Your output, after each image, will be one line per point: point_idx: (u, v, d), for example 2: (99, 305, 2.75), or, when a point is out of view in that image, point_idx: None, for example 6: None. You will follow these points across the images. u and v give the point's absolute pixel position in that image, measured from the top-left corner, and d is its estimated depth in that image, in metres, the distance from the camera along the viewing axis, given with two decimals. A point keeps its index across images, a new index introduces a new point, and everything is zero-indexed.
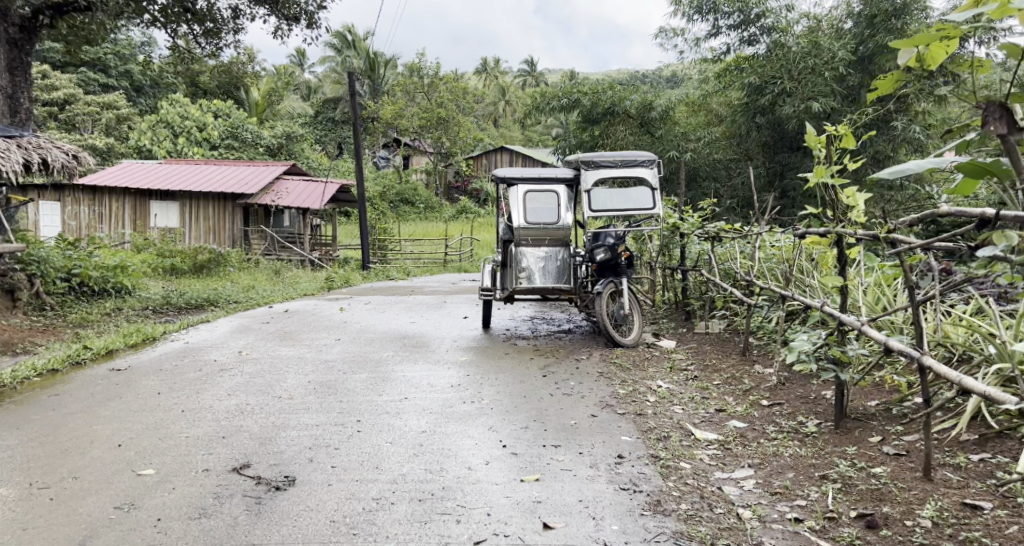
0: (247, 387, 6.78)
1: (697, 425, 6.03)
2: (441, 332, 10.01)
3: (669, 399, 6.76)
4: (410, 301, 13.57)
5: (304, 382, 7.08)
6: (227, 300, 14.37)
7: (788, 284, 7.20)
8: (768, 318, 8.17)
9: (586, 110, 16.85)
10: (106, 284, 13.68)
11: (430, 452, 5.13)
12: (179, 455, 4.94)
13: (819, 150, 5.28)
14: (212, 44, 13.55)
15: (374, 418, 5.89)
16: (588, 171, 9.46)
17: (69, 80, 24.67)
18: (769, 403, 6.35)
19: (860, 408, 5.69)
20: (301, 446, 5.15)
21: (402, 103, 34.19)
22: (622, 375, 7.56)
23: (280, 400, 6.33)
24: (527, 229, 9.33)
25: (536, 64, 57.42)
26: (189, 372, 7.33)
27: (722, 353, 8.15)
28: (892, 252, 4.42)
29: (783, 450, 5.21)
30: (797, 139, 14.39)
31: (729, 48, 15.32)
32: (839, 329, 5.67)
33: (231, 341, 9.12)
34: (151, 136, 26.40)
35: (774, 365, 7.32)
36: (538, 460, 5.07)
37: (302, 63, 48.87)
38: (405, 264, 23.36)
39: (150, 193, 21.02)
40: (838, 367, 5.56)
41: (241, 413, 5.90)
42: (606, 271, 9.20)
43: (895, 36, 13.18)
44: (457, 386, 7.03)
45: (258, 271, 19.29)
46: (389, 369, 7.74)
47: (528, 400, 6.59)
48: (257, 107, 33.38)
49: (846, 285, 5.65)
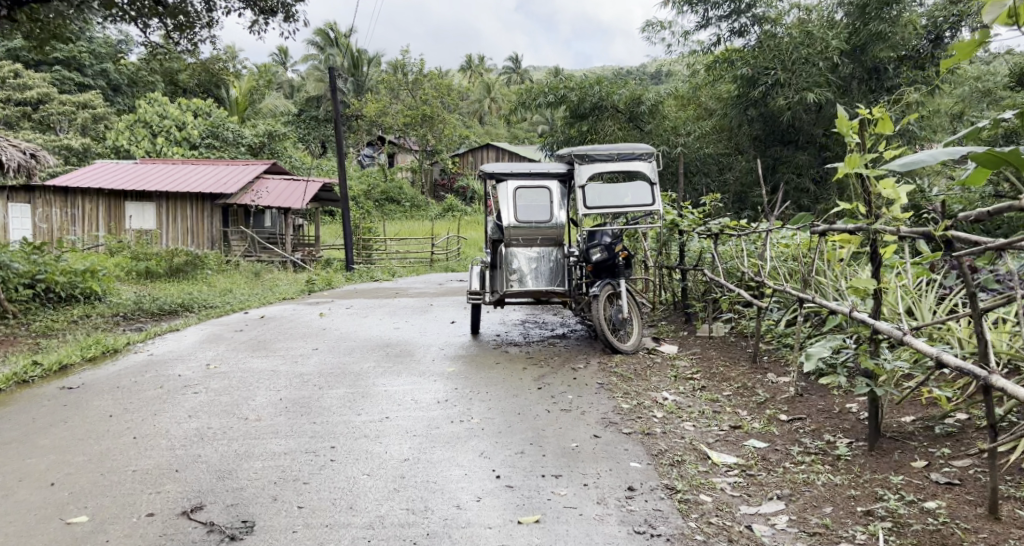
0: (209, 407, 6.08)
1: (712, 446, 5.41)
2: (427, 339, 9.31)
3: (678, 414, 6.11)
4: (393, 304, 12.85)
5: (275, 401, 6.39)
6: (203, 304, 13.64)
7: (804, 287, 6.60)
8: (779, 321, 7.59)
9: (573, 105, 15.82)
10: (73, 290, 12.91)
11: (412, 486, 4.48)
12: (121, 496, 4.25)
13: (853, 136, 4.64)
14: (187, 40, 12.76)
15: (350, 443, 5.22)
16: (582, 165, 8.76)
17: (42, 79, 23.81)
18: (790, 418, 5.73)
19: (895, 424, 5.09)
20: (265, 481, 4.48)
21: (386, 101, 33.44)
22: (624, 387, 6.91)
23: (246, 423, 5.65)
24: (518, 228, 8.68)
25: (521, 61, 56.68)
26: (146, 390, 6.62)
27: (730, 359, 7.53)
28: (965, 254, 4.04)
29: (816, 477, 4.64)
30: (790, 132, 13.91)
31: (719, 40, 14.60)
32: (871, 336, 5.05)
33: (199, 353, 8.42)
34: (129, 136, 25.53)
35: (789, 373, 6.69)
36: (536, 494, 4.44)
37: (285, 62, 47.96)
38: (390, 264, 22.64)
39: (126, 194, 20.23)
40: (872, 380, 4.97)
41: (199, 439, 5.21)
42: (603, 272, 8.53)
43: (888, 24, 12.75)
44: (443, 402, 6.36)
45: (238, 273, 18.60)
46: (370, 383, 7.06)
47: (523, 418, 5.94)
48: (238, 106, 32.47)
49: (877, 288, 5.07)
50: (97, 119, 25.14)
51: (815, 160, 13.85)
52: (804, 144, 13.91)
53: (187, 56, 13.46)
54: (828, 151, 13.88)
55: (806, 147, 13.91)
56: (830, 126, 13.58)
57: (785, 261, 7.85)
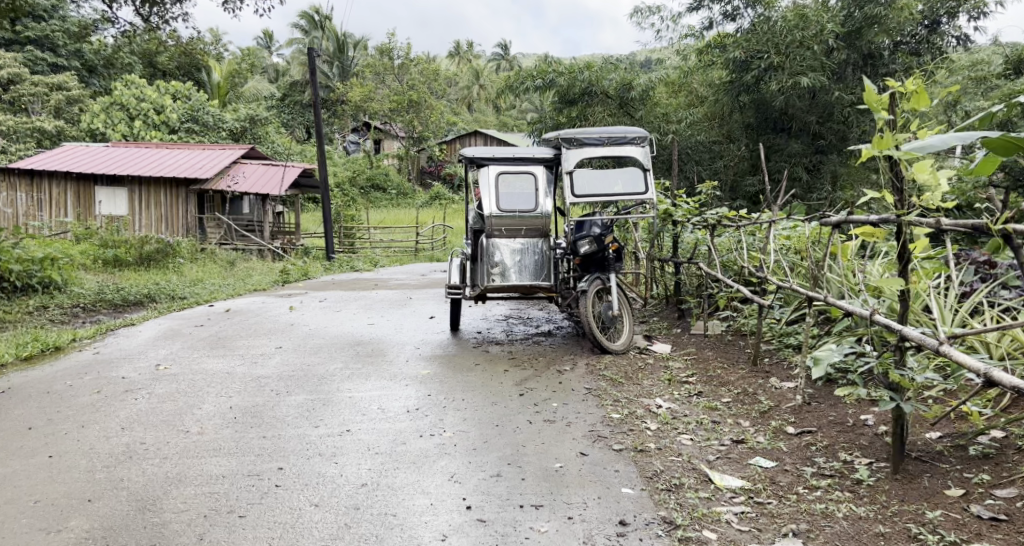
0: (147, 417, 5.42)
1: (712, 465, 4.77)
2: (402, 337, 8.64)
3: (674, 425, 5.46)
4: (371, 297, 12.16)
5: (224, 409, 5.73)
6: (170, 295, 12.91)
7: (813, 284, 5.96)
8: (781, 319, 6.95)
9: (562, 91, 15.13)
10: (30, 280, 12.16)
11: (365, 521, 3.90)
12: (16, 539, 3.67)
13: (882, 113, 4.02)
14: (158, 17, 11.86)
15: (302, 464, 4.57)
16: (569, 150, 8.07)
17: (13, 59, 22.86)
18: (798, 431, 5.11)
19: (922, 440, 4.43)
20: (193, 515, 3.88)
21: (371, 86, 32.50)
22: (613, 393, 6.27)
23: (187, 437, 5.00)
24: (501, 218, 7.93)
25: (509, 47, 55.72)
26: (79, 397, 5.96)
27: (727, 361, 6.90)
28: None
29: (836, 508, 4.04)
30: (785, 119, 13.30)
31: (711, 23, 13.92)
32: (895, 344, 4.38)
33: (151, 352, 7.74)
34: (105, 119, 24.48)
35: (794, 379, 6.07)
36: (512, 533, 3.86)
37: (270, 45, 46.90)
38: (373, 253, 21.96)
39: (96, 178, 19.42)
40: (897, 394, 4.31)
41: (125, 458, 4.55)
42: (592, 266, 7.87)
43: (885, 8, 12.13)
44: (414, 412, 5.70)
45: (211, 262, 17.86)
46: (333, 388, 6.40)
47: (502, 431, 5.29)
48: (218, 90, 31.48)
49: (907, 287, 4.40)
50: (71, 102, 24.25)
51: (809, 149, 13.24)
52: (797, 132, 13.28)
53: (158, 34, 12.56)
54: (822, 140, 13.29)
55: (799, 135, 13.27)
56: (824, 113, 13.00)
57: (787, 255, 7.21)
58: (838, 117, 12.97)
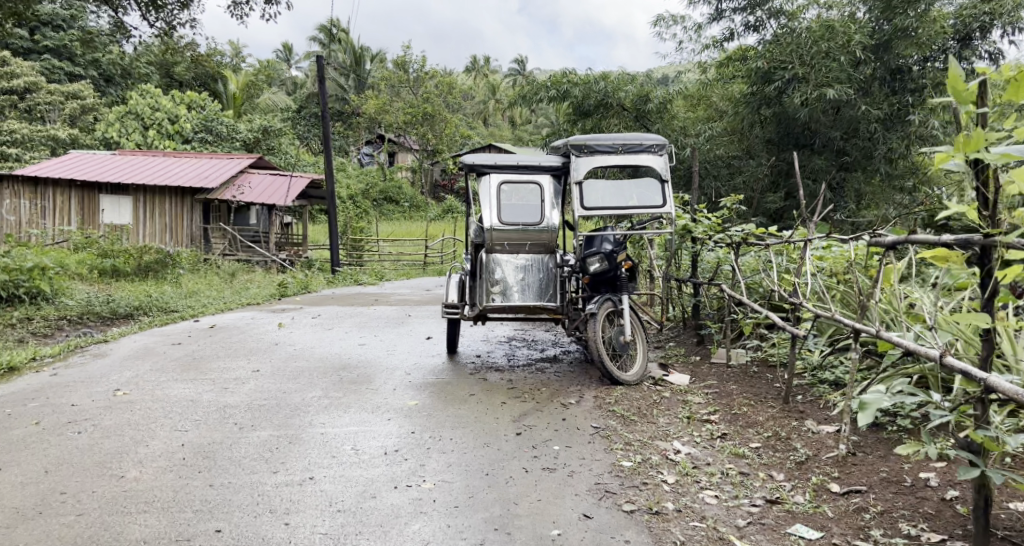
0: (80, 458, 4.67)
1: (742, 535, 3.97)
2: (394, 360, 7.85)
3: (693, 478, 4.62)
4: (369, 314, 11.36)
5: (173, 447, 4.95)
6: (163, 308, 12.15)
7: (861, 313, 5.02)
8: (814, 350, 6.10)
9: (577, 101, 14.14)
10: (16, 290, 11.43)
11: None
12: None
13: (968, 105, 3.20)
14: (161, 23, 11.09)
15: (246, 526, 3.87)
16: (579, 157, 7.22)
17: (27, 66, 22.36)
18: (845, 490, 4.24)
19: (1009, 514, 3.64)
20: None
21: (385, 98, 31.82)
22: (623, 434, 5.43)
23: (117, 484, 4.26)
24: (503, 231, 7.18)
25: (527, 63, 55.09)
26: (13, 430, 5.23)
27: (754, 396, 6.04)
28: None
29: None
30: (807, 134, 12.42)
31: (732, 34, 13.11)
32: (976, 394, 3.53)
33: (114, 375, 6.95)
34: (118, 128, 23.95)
35: (835, 422, 5.20)
36: None
37: (289, 59, 46.57)
38: (379, 267, 21.20)
39: (101, 186, 18.74)
40: (978, 457, 3.46)
41: (34, 515, 3.93)
42: (602, 286, 7.08)
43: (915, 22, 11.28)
44: (393, 455, 4.90)
45: (212, 273, 17.13)
46: (303, 422, 5.59)
47: (491, 481, 4.50)
48: (234, 100, 30.78)
49: (993, 324, 3.51)
50: (84, 110, 23.70)
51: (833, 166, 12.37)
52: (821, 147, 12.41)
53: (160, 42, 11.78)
54: (847, 156, 12.35)
55: (824, 151, 12.42)
56: (850, 129, 12.08)
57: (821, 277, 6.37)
58: (864, 134, 12.00)
